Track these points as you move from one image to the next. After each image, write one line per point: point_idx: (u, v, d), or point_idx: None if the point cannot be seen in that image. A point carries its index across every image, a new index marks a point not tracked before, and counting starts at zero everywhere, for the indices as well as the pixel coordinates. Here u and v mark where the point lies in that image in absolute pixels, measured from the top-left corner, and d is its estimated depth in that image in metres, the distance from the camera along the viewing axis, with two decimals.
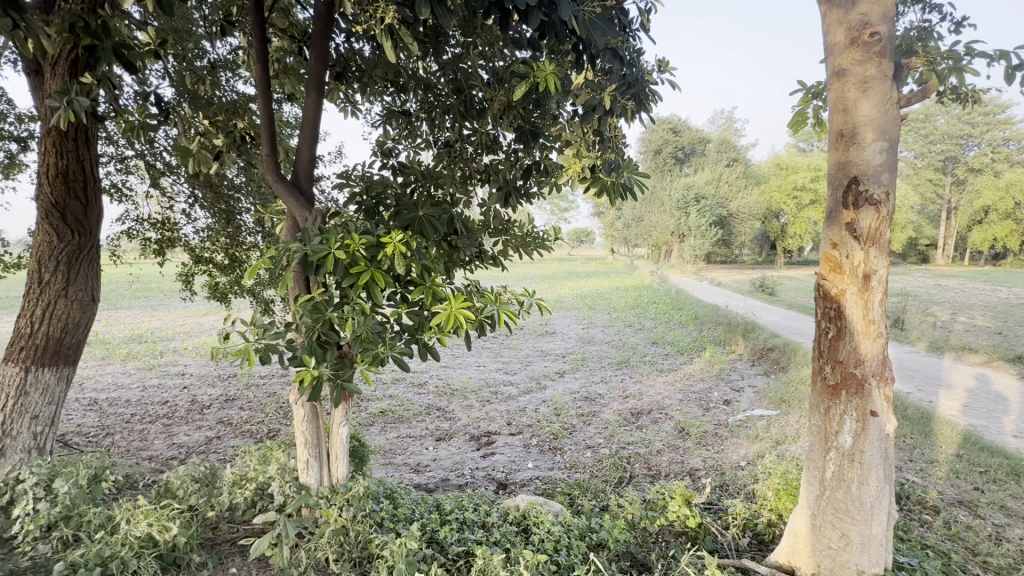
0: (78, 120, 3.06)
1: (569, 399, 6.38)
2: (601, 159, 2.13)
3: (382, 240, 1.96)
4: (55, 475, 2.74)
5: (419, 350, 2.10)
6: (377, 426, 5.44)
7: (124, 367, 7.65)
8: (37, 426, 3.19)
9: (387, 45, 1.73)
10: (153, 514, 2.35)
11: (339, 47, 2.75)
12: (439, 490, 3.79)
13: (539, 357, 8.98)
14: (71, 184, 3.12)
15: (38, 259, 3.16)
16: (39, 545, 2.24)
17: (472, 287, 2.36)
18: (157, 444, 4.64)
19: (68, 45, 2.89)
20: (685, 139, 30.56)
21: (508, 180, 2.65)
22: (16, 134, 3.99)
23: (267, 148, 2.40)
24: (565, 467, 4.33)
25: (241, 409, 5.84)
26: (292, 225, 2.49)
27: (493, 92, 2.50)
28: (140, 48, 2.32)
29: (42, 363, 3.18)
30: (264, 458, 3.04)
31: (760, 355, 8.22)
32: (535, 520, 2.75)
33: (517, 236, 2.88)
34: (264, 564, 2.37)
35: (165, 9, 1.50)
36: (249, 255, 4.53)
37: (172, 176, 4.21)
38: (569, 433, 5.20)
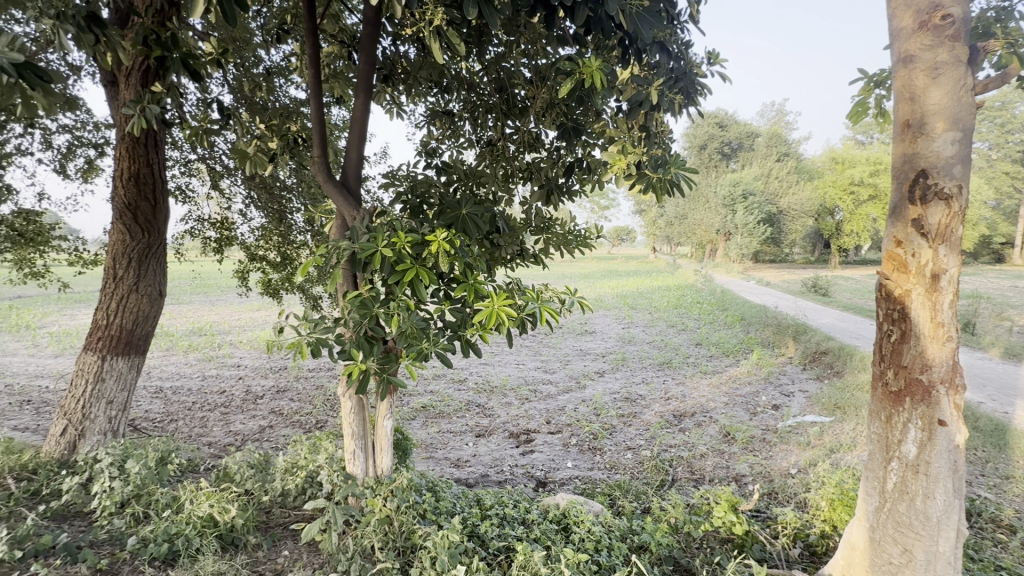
0: (148, 127, 3.29)
1: (609, 399, 6.31)
2: (647, 154, 2.08)
3: (427, 237, 2.00)
4: (126, 456, 2.97)
5: (462, 346, 2.14)
6: (418, 420, 5.56)
7: (185, 357, 8.16)
8: (111, 410, 3.46)
9: (435, 46, 1.76)
10: (214, 496, 2.51)
11: (386, 50, 2.84)
12: (478, 485, 3.84)
13: (578, 356, 8.91)
14: (142, 186, 3.36)
15: (112, 256, 3.41)
16: (114, 520, 2.43)
17: (513, 285, 2.37)
18: (215, 431, 4.93)
19: (139, 58, 3.11)
20: (732, 134, 29.48)
21: (550, 178, 2.65)
22: (93, 141, 4.33)
23: (318, 150, 2.50)
24: (605, 468, 4.28)
25: (291, 400, 6.11)
26: (341, 224, 2.58)
27: (536, 90, 2.49)
28: (203, 57, 2.46)
29: (117, 352, 3.44)
30: (313, 448, 3.17)
31: (811, 359, 7.84)
32: (575, 519, 2.74)
33: (559, 234, 2.88)
34: (313, 548, 2.45)
35: (230, 20, 1.53)
36: (299, 253, 4.71)
37: (230, 177, 4.45)
38: (609, 433, 5.13)
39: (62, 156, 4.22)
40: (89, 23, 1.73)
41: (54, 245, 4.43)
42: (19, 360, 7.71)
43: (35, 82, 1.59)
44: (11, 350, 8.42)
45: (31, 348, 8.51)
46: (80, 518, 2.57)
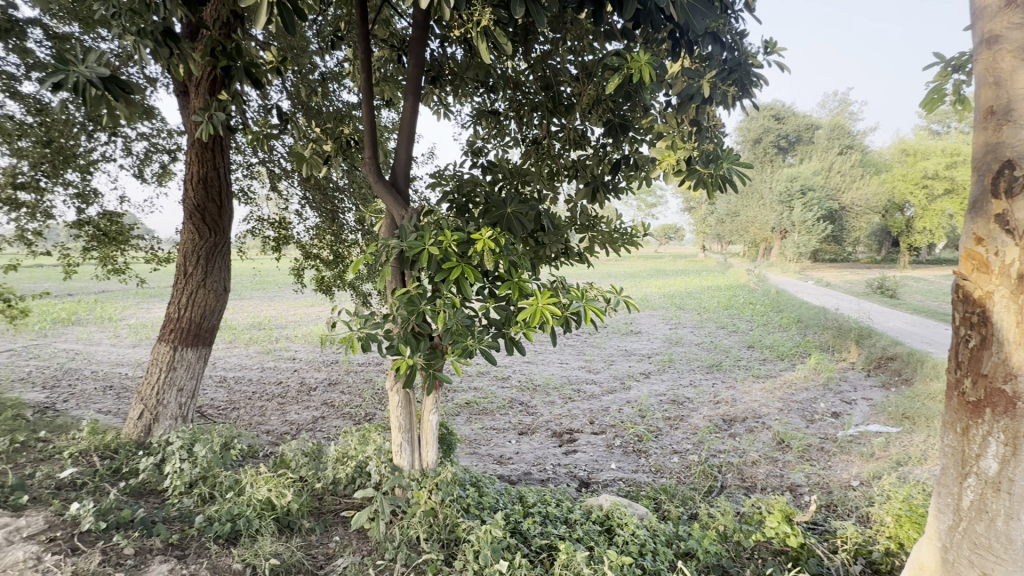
0: (215, 133, 3.52)
1: (655, 401, 6.17)
2: (698, 150, 2.00)
3: (472, 236, 2.03)
4: (195, 440, 3.19)
5: (506, 344, 2.16)
6: (462, 415, 5.66)
7: (246, 350, 8.67)
8: (181, 397, 3.72)
9: (482, 46, 1.77)
10: (272, 481, 2.65)
11: (434, 52, 2.89)
12: (521, 483, 3.86)
13: (622, 356, 8.75)
14: (209, 189, 3.60)
15: (183, 254, 3.67)
16: (184, 499, 2.62)
17: (558, 283, 2.34)
18: (272, 420, 5.21)
19: (208, 68, 3.33)
20: (790, 126, 28.01)
21: (595, 175, 2.63)
22: (166, 147, 4.66)
23: (369, 151, 2.59)
24: (651, 471, 4.20)
25: (342, 393, 6.36)
26: (390, 224, 2.65)
27: (582, 86, 2.47)
28: (264, 65, 2.60)
29: (187, 343, 3.70)
30: (363, 439, 3.28)
31: (876, 365, 7.35)
32: (619, 522, 2.69)
33: (604, 232, 2.84)
34: (362, 535, 2.54)
35: (289, 29, 1.60)
36: (350, 251, 4.88)
37: (288, 179, 4.68)
38: (655, 436, 5.02)
39: (140, 162, 4.58)
40: (165, 37, 1.87)
41: (133, 244, 4.82)
42: (104, 349, 8.46)
43: (118, 93, 1.74)
44: (98, 339, 9.24)
45: (113, 338, 9.30)
46: (154, 495, 2.79)
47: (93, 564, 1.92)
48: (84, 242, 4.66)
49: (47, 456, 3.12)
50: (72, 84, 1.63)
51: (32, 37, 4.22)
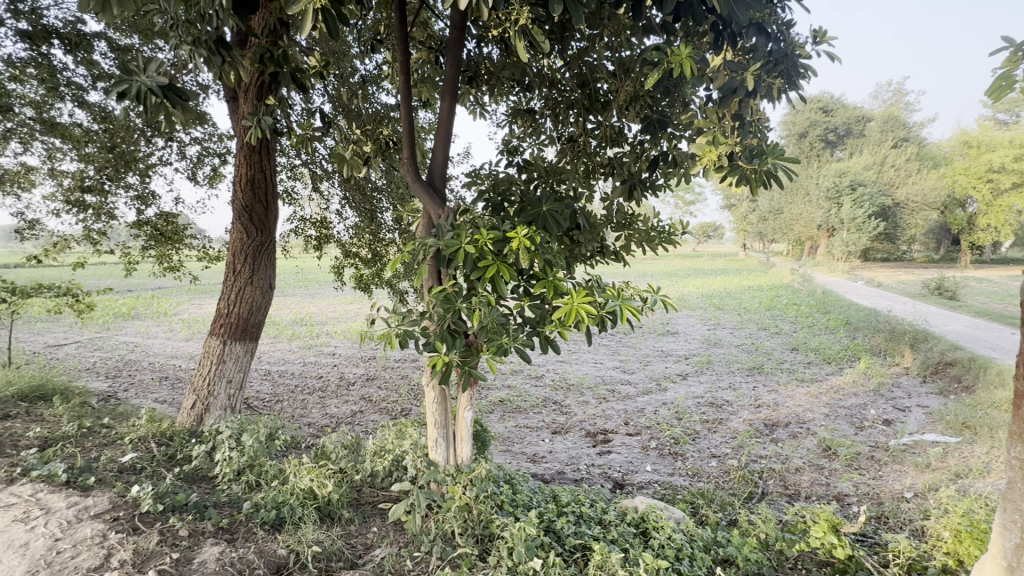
0: (262, 136, 3.67)
1: (692, 403, 6.02)
2: (741, 145, 1.94)
3: (508, 234, 2.04)
4: (243, 430, 3.34)
5: (541, 343, 2.17)
6: (496, 413, 5.70)
7: (289, 345, 9.01)
8: (230, 389, 3.90)
9: (520, 45, 1.78)
10: (314, 471, 2.75)
11: (470, 53, 2.92)
12: (554, 482, 3.86)
13: (658, 357, 8.59)
14: (257, 190, 3.77)
15: (232, 252, 3.85)
16: (233, 486, 2.76)
17: (593, 282, 2.32)
18: (314, 413, 5.40)
19: (256, 74, 3.48)
20: (839, 119, 26.70)
21: (632, 173, 2.60)
22: (217, 151, 4.90)
23: (408, 152, 2.64)
24: (687, 474, 4.11)
25: (379, 388, 6.53)
26: (427, 223, 2.70)
27: (619, 83, 2.44)
28: (308, 70, 2.70)
29: (235, 337, 3.87)
30: (399, 433, 3.35)
31: (933, 371, 6.93)
32: (655, 525, 2.64)
33: (641, 230, 2.80)
34: (399, 527, 2.59)
35: (333, 34, 1.65)
36: (388, 250, 4.99)
37: (329, 180, 4.83)
38: (692, 439, 4.90)
39: (194, 165, 4.83)
40: (218, 46, 1.96)
41: (187, 243, 5.09)
42: (160, 342, 8.98)
43: (177, 101, 1.85)
44: (155, 333, 9.83)
45: (168, 332, 9.86)
46: (206, 481, 2.94)
47: (152, 543, 2.05)
48: (143, 241, 4.96)
49: (111, 441, 3.35)
50: (135, 92, 1.75)
51: (98, 50, 4.52)
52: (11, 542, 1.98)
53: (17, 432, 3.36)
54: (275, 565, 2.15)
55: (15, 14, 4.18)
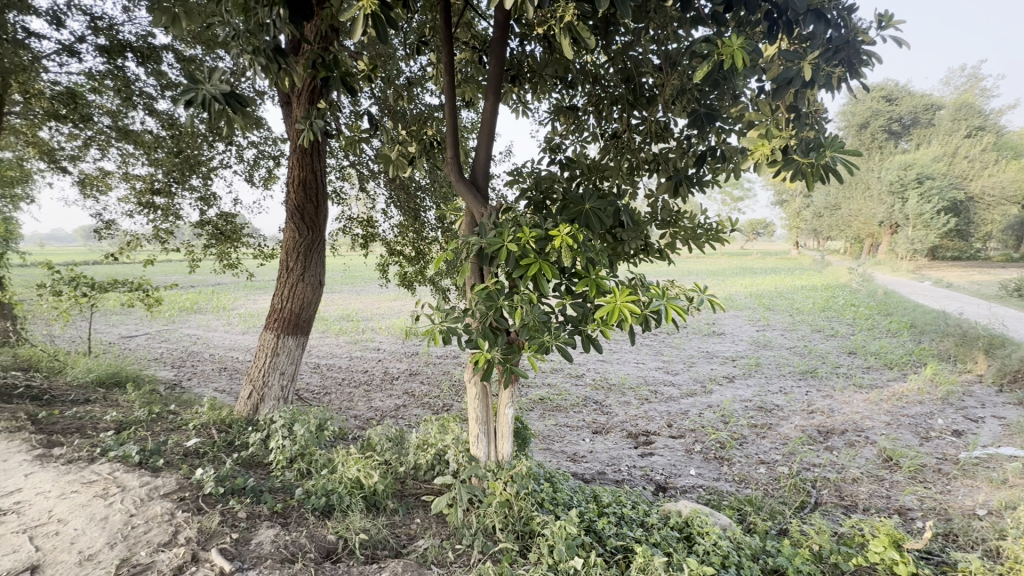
0: (313, 138, 3.83)
1: (739, 407, 5.81)
2: (797, 138, 1.84)
3: (551, 232, 2.04)
4: (294, 419, 3.51)
5: (582, 341, 2.16)
6: (536, 410, 5.71)
7: (336, 340, 9.36)
8: (283, 380, 4.10)
9: (565, 42, 1.76)
10: (361, 462, 2.85)
11: (513, 51, 2.93)
12: (595, 482, 3.82)
13: (703, 359, 8.34)
14: (308, 190, 3.94)
15: (286, 250, 4.03)
16: (286, 473, 2.90)
17: (636, 280, 2.28)
18: (360, 405, 5.60)
19: (308, 80, 3.64)
20: (904, 108, 24.96)
21: (678, 169, 2.54)
22: (271, 153, 5.14)
23: (451, 151, 2.69)
24: (734, 480, 3.98)
25: (421, 383, 6.68)
26: (470, 221, 2.73)
27: (665, 77, 2.39)
28: (357, 74, 2.79)
29: (288, 332, 4.06)
30: (442, 428, 3.42)
31: (1011, 379, 6.37)
32: (699, 530, 2.58)
33: (687, 228, 2.73)
34: (441, 520, 2.65)
35: (382, 38, 1.69)
36: (431, 248, 5.09)
37: (375, 180, 4.98)
38: (739, 444, 4.73)
39: (250, 167, 5.10)
40: (275, 54, 2.05)
41: (245, 242, 5.38)
42: (220, 335, 9.55)
43: (237, 107, 1.95)
44: (215, 326, 10.46)
45: (227, 325, 10.47)
46: (261, 466, 3.11)
47: (214, 523, 2.18)
48: (205, 240, 5.29)
49: (177, 426, 3.59)
50: (201, 101, 1.86)
51: (166, 61, 4.84)
52: (92, 515, 2.16)
53: (97, 415, 3.66)
54: (325, 550, 2.24)
55: (95, 31, 4.55)
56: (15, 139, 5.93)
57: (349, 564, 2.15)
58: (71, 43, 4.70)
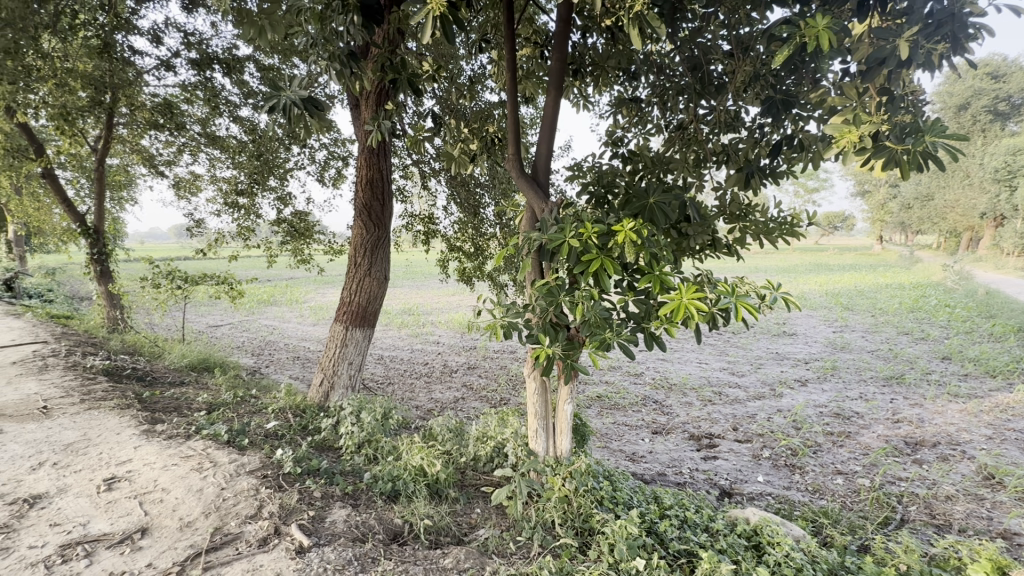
0: (380, 139, 3.99)
1: (813, 412, 5.45)
2: (890, 122, 1.69)
3: (613, 228, 2.01)
4: (362, 407, 3.69)
5: (645, 339, 2.12)
6: (594, 408, 5.66)
7: (398, 333, 9.72)
8: (351, 370, 4.31)
9: (633, 32, 1.72)
10: (424, 451, 2.95)
11: (575, 44, 2.90)
12: (655, 482, 3.74)
13: (773, 360, 7.88)
14: (375, 189, 4.12)
15: (354, 247, 4.23)
16: (355, 457, 3.06)
17: (703, 277, 2.20)
18: (421, 396, 5.80)
19: (376, 83, 3.80)
20: (1014, 85, 22.17)
21: (749, 159, 2.42)
22: (340, 154, 5.41)
23: (513, 147, 2.71)
24: (807, 490, 3.75)
25: (479, 376, 6.81)
26: (531, 217, 2.74)
27: (736, 64, 2.29)
28: (422, 74, 2.88)
29: (356, 324, 4.27)
30: (501, 422, 3.47)
31: None
32: (769, 539, 2.45)
33: (758, 222, 2.57)
34: (501, 511, 2.69)
35: (450, 38, 1.73)
36: (489, 244, 5.15)
37: (436, 178, 5.12)
38: (813, 452, 4.45)
39: (322, 168, 5.39)
40: (349, 60, 2.16)
41: (316, 239, 5.70)
42: (294, 325, 10.21)
43: (314, 112, 2.07)
44: (289, 318, 11.18)
45: (300, 317, 11.16)
46: (332, 450, 3.30)
47: (294, 500, 2.34)
48: (282, 237, 5.67)
49: (258, 409, 3.90)
50: (282, 106, 2.00)
51: (248, 71, 5.21)
52: (190, 486, 2.40)
53: (191, 396, 4.04)
54: (392, 532, 2.34)
55: (188, 46, 4.99)
56: (122, 147, 6.62)
57: (415, 548, 2.23)
58: (168, 58, 5.19)
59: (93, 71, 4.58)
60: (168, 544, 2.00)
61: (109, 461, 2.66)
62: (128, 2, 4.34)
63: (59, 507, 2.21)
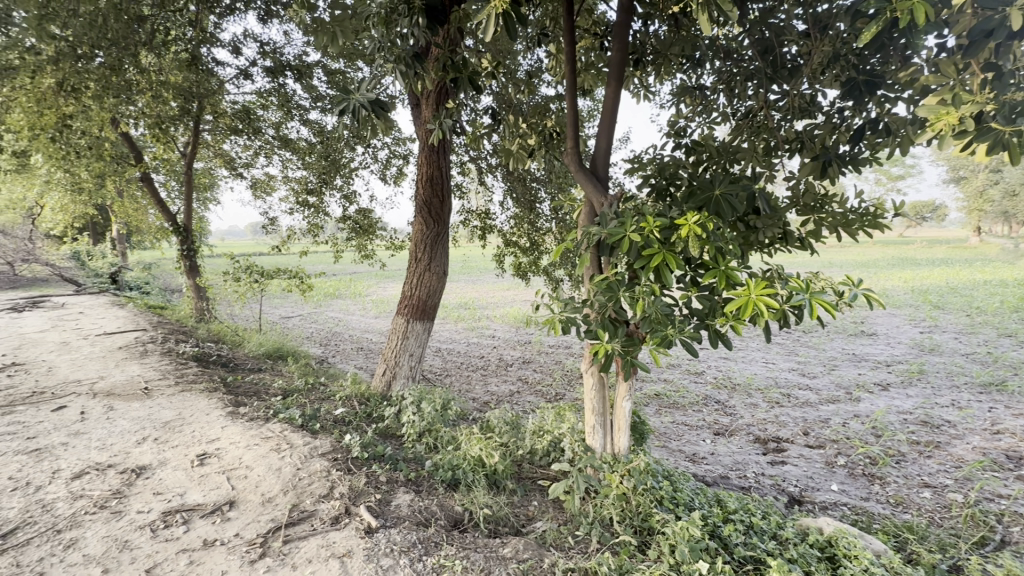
0: (440, 137, 4.09)
1: (896, 419, 5.03)
2: (998, 100, 1.52)
3: (677, 221, 1.94)
4: (422, 397, 3.83)
5: (710, 336, 2.04)
6: (651, 406, 5.54)
7: (455, 326, 9.93)
8: (411, 361, 4.47)
9: (702, 17, 1.64)
10: (482, 442, 3.01)
11: (636, 33, 2.83)
12: (717, 485, 3.61)
13: (849, 362, 7.33)
14: (434, 186, 4.23)
15: (415, 242, 4.37)
16: (416, 445, 3.18)
17: (773, 273, 2.08)
18: (478, 388, 5.92)
19: (436, 82, 3.89)
20: None
21: (826, 147, 2.26)
22: (401, 152, 5.59)
23: (571, 141, 2.69)
24: (889, 502, 3.47)
25: (534, 371, 6.84)
26: (589, 211, 2.70)
27: (812, 45, 2.15)
28: (481, 70, 2.92)
29: (416, 317, 4.41)
30: (557, 416, 3.48)
31: None
32: (845, 552, 2.30)
33: (836, 214, 2.38)
34: (558, 505, 2.70)
35: (512, 33, 1.74)
36: (545, 239, 5.14)
37: (493, 173, 5.17)
38: (895, 461, 4.11)
39: (384, 167, 5.60)
40: (413, 60, 2.22)
41: (378, 235, 5.93)
42: (358, 318, 10.71)
43: (380, 113, 2.15)
44: (353, 310, 11.74)
45: (363, 310, 11.69)
46: (395, 437, 3.45)
47: (361, 483, 2.47)
48: (347, 233, 5.95)
49: (327, 396, 4.13)
50: (352, 109, 2.10)
51: (316, 75, 5.50)
52: (270, 465, 2.60)
53: (268, 382, 4.35)
54: (453, 519, 2.42)
55: (264, 55, 5.33)
56: (207, 152, 7.21)
57: (475, 535, 2.29)
58: (246, 67, 5.56)
59: (184, 83, 5.03)
60: (253, 517, 2.18)
61: (201, 439, 2.93)
62: (211, 17, 4.69)
63: (160, 477, 2.47)
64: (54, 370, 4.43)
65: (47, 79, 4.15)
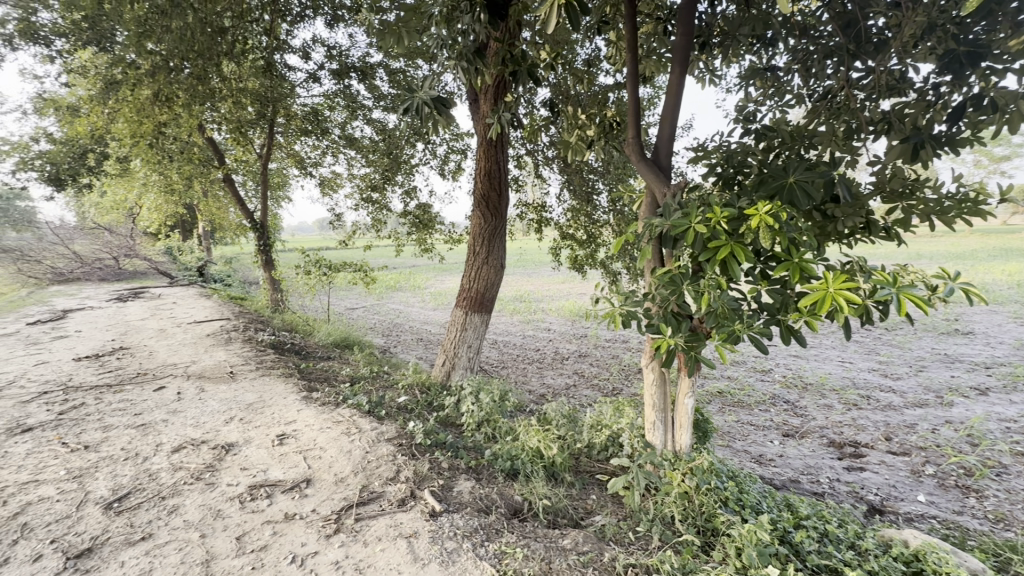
0: (499, 132, 4.12)
1: (997, 427, 4.54)
2: None
3: (746, 212, 1.84)
4: (480, 388, 3.91)
5: (781, 332, 1.93)
6: (714, 404, 5.34)
7: (510, 319, 10.02)
8: (470, 352, 4.56)
9: None
10: (540, 434, 3.04)
11: (702, 15, 2.71)
12: (787, 489, 3.43)
13: (940, 363, 6.67)
14: (492, 180, 4.27)
15: (473, 236, 4.44)
16: (475, 435, 3.26)
17: (855, 266, 1.92)
18: (534, 381, 5.96)
19: (494, 77, 3.93)
20: None
21: (917, 127, 2.06)
22: (459, 147, 5.69)
23: (633, 131, 2.62)
24: (988, 518, 3.15)
25: (591, 364, 6.78)
26: (651, 202, 2.63)
27: (904, 16, 1.98)
28: (540, 62, 2.90)
29: (475, 309, 4.50)
30: (616, 411, 3.44)
31: None
32: (936, 568, 2.11)
33: (930, 202, 2.12)
34: (617, 501, 2.68)
35: (575, 22, 1.71)
36: (602, 231, 5.06)
37: (549, 166, 5.15)
38: (995, 473, 3.72)
39: (442, 162, 5.73)
40: (474, 56, 2.24)
41: (437, 229, 6.09)
42: (417, 310, 11.07)
43: (443, 110, 2.20)
44: (413, 302, 12.15)
45: (422, 302, 12.07)
46: (455, 426, 3.55)
47: (425, 468, 2.57)
48: (408, 228, 6.14)
49: (390, 384, 4.32)
50: (415, 107, 2.16)
51: (378, 75, 5.70)
52: (341, 447, 2.76)
53: (336, 370, 4.61)
54: (513, 508, 2.46)
55: (331, 58, 5.59)
56: (280, 153, 7.69)
57: (535, 525, 2.32)
58: (315, 71, 5.87)
59: (260, 88, 5.40)
60: (327, 494, 2.33)
61: (279, 420, 3.16)
62: (283, 24, 4.98)
63: (246, 454, 2.69)
64: (154, 354, 4.92)
65: (146, 91, 4.61)
